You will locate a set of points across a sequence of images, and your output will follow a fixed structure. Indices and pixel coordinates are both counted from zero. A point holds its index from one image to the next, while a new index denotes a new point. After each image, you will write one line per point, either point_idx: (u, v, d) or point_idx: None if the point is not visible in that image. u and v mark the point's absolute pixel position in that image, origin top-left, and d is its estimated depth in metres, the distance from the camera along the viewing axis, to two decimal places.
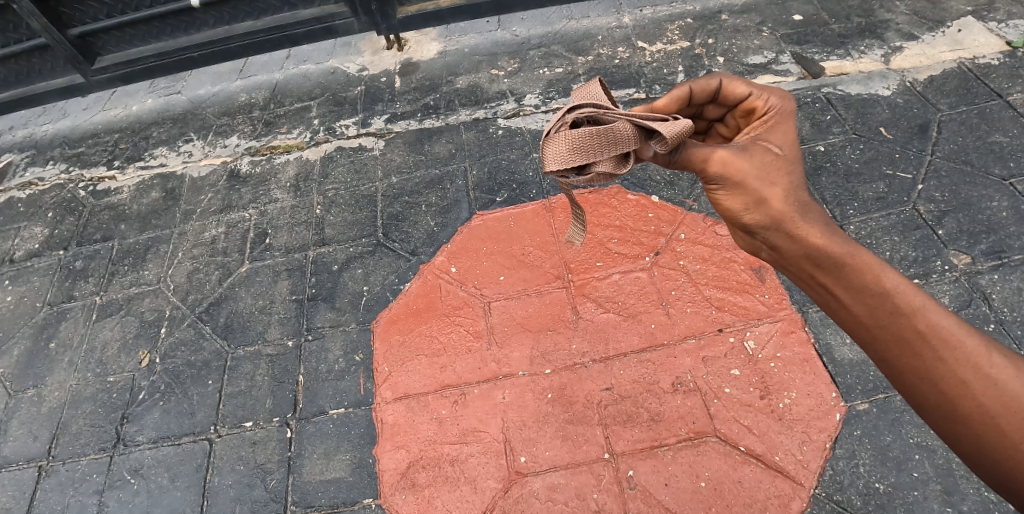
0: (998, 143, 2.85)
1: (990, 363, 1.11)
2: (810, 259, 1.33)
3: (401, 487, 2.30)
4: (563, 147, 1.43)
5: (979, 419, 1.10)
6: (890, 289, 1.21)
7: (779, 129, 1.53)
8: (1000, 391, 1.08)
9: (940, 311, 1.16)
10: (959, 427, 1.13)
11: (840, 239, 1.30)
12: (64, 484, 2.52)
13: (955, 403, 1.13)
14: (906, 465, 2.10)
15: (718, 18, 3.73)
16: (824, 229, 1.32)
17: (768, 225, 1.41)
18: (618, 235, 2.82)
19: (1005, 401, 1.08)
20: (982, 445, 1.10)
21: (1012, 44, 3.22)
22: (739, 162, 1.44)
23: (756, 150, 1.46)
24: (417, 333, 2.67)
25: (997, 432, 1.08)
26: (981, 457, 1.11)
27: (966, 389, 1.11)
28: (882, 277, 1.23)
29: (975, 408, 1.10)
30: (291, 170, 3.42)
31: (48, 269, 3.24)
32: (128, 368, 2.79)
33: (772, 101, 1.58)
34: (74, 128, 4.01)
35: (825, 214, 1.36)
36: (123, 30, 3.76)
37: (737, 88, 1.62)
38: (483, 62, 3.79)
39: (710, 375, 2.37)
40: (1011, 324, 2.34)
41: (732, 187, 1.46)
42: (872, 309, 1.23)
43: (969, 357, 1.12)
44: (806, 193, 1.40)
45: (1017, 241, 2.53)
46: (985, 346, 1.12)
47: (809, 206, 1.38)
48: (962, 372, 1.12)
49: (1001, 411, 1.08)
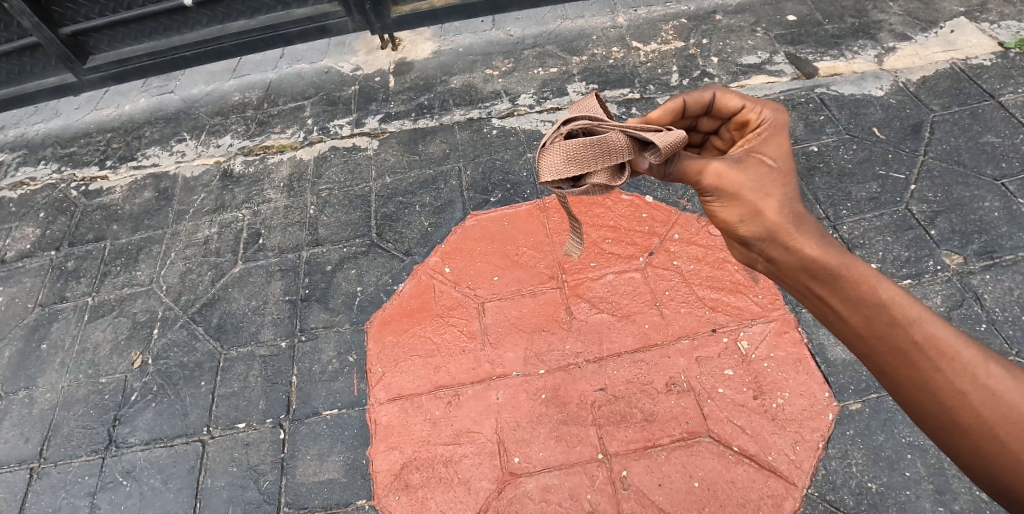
0: (991, 144, 2.86)
1: (988, 373, 1.11)
2: (806, 271, 1.34)
3: (394, 488, 2.30)
4: (558, 158, 1.45)
5: (979, 429, 1.09)
6: (886, 300, 1.22)
7: (773, 140, 1.52)
8: (999, 401, 1.08)
9: (937, 322, 1.17)
10: (959, 439, 1.13)
11: (836, 251, 1.31)
12: (55, 486, 2.50)
13: (953, 413, 1.13)
14: (898, 465, 2.11)
15: (712, 18, 3.73)
16: (820, 241, 1.34)
17: (764, 237, 1.42)
18: (612, 235, 2.82)
19: (1005, 411, 1.07)
20: (982, 457, 1.10)
21: (1004, 45, 3.24)
22: (734, 173, 1.44)
23: (752, 162, 1.47)
24: (410, 333, 2.67)
25: (996, 442, 1.07)
26: (982, 469, 1.11)
27: (964, 400, 1.11)
28: (878, 288, 1.23)
29: (974, 418, 1.10)
30: (285, 170, 3.41)
31: (40, 270, 3.22)
32: (120, 369, 2.78)
33: (765, 113, 1.59)
34: (67, 128, 3.98)
35: (821, 225, 1.37)
36: (115, 29, 3.74)
37: (730, 101, 1.63)
38: (477, 61, 3.78)
39: (704, 375, 2.37)
40: (1003, 324, 2.35)
41: (727, 198, 1.46)
42: (868, 320, 1.24)
43: (966, 367, 1.12)
44: (801, 204, 1.41)
45: (1009, 241, 2.54)
46: (982, 356, 1.12)
47: (803, 217, 1.38)
48: (960, 382, 1.12)
49: (999, 421, 1.07)
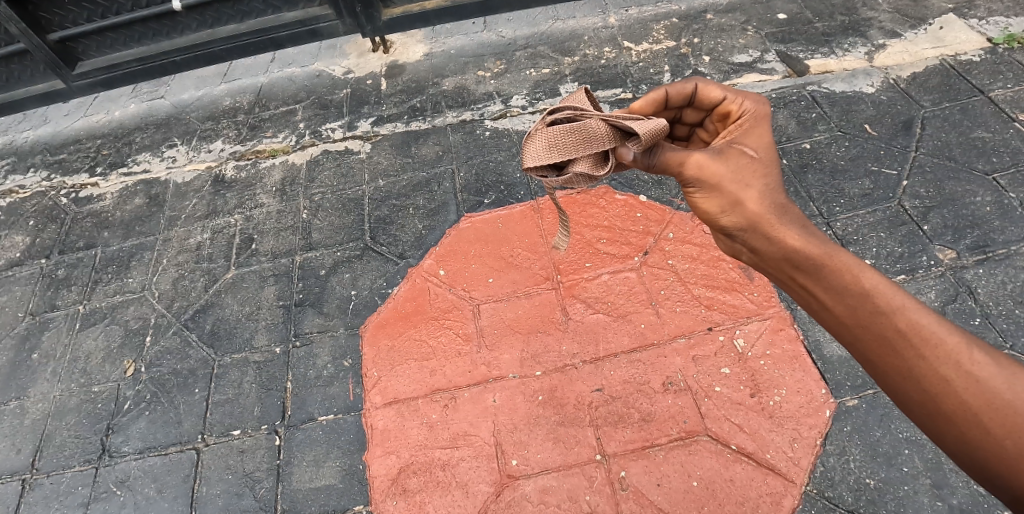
0: (981, 139, 2.87)
1: (971, 360, 1.13)
2: (789, 262, 1.36)
3: (392, 493, 2.28)
4: (542, 144, 1.52)
5: (962, 416, 1.12)
6: (870, 288, 1.24)
7: (755, 132, 1.54)
8: (983, 388, 1.10)
9: (920, 310, 1.19)
10: (943, 425, 1.16)
11: (818, 241, 1.33)
12: (48, 498, 2.47)
13: (937, 400, 1.15)
14: (896, 460, 2.11)
15: (704, 17, 3.74)
16: (801, 232, 1.36)
17: (745, 227, 1.44)
18: (606, 235, 2.82)
19: (989, 397, 1.10)
20: (966, 442, 1.13)
21: (992, 41, 3.26)
22: (715, 164, 1.45)
23: (733, 153, 1.48)
24: (405, 337, 2.65)
25: (980, 429, 1.10)
26: (966, 455, 1.14)
27: (949, 387, 1.13)
28: (861, 276, 1.26)
29: (958, 405, 1.13)
30: (277, 174, 3.39)
31: (30, 279, 3.19)
32: (113, 378, 2.75)
33: (746, 105, 1.60)
34: (56, 135, 3.95)
35: (802, 215, 1.39)
36: (104, 34, 3.71)
37: (712, 93, 1.64)
38: (469, 63, 3.77)
39: (700, 373, 2.37)
40: (996, 317, 2.36)
41: (709, 189, 1.47)
42: (852, 308, 1.26)
43: (950, 354, 1.14)
44: (782, 194, 1.43)
45: (1000, 235, 2.56)
46: (966, 343, 1.14)
47: (786, 207, 1.40)
48: (943, 370, 1.14)
49: (982, 407, 1.10)
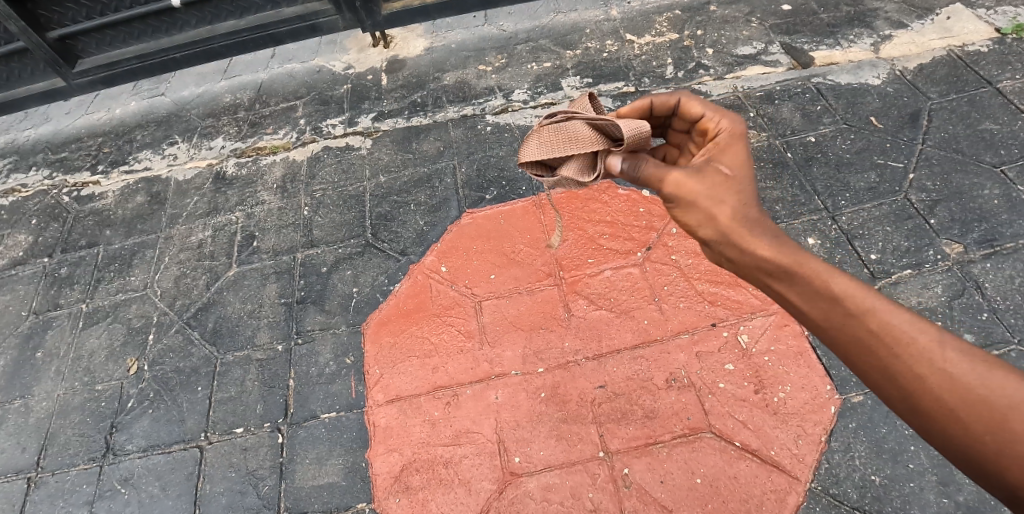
0: (989, 131, 2.84)
1: (944, 358, 1.19)
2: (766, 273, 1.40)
3: (395, 490, 2.28)
4: (535, 145, 1.65)
5: (942, 413, 1.18)
6: (841, 296, 1.29)
7: (731, 149, 1.54)
8: (956, 384, 1.17)
9: (891, 314, 1.25)
10: (927, 422, 1.21)
11: (791, 252, 1.37)
12: (53, 496, 2.48)
13: (916, 397, 1.21)
14: (901, 457, 2.09)
15: (707, 9, 3.70)
16: (775, 243, 1.40)
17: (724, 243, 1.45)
18: (608, 230, 2.80)
19: (964, 394, 1.16)
20: (951, 440, 1.17)
21: (1000, 31, 3.21)
22: (692, 183, 1.46)
23: (709, 170, 1.49)
24: (407, 334, 2.64)
25: (961, 425, 1.16)
26: (953, 450, 1.18)
27: (925, 385, 1.19)
28: (834, 286, 1.31)
29: (936, 402, 1.18)
30: (278, 171, 3.38)
31: (33, 277, 3.20)
32: (116, 376, 2.75)
33: (724, 123, 1.60)
34: (57, 133, 3.95)
35: (776, 227, 1.43)
36: (103, 32, 3.69)
37: (691, 108, 1.65)
38: (470, 57, 3.74)
39: (705, 370, 2.35)
40: (1004, 312, 2.33)
41: (686, 207, 1.48)
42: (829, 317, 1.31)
43: (924, 354, 1.20)
44: (756, 209, 1.45)
45: (1009, 229, 2.52)
46: (937, 341, 1.20)
47: (761, 222, 1.43)
48: (920, 370, 1.20)
49: (960, 404, 1.16)
